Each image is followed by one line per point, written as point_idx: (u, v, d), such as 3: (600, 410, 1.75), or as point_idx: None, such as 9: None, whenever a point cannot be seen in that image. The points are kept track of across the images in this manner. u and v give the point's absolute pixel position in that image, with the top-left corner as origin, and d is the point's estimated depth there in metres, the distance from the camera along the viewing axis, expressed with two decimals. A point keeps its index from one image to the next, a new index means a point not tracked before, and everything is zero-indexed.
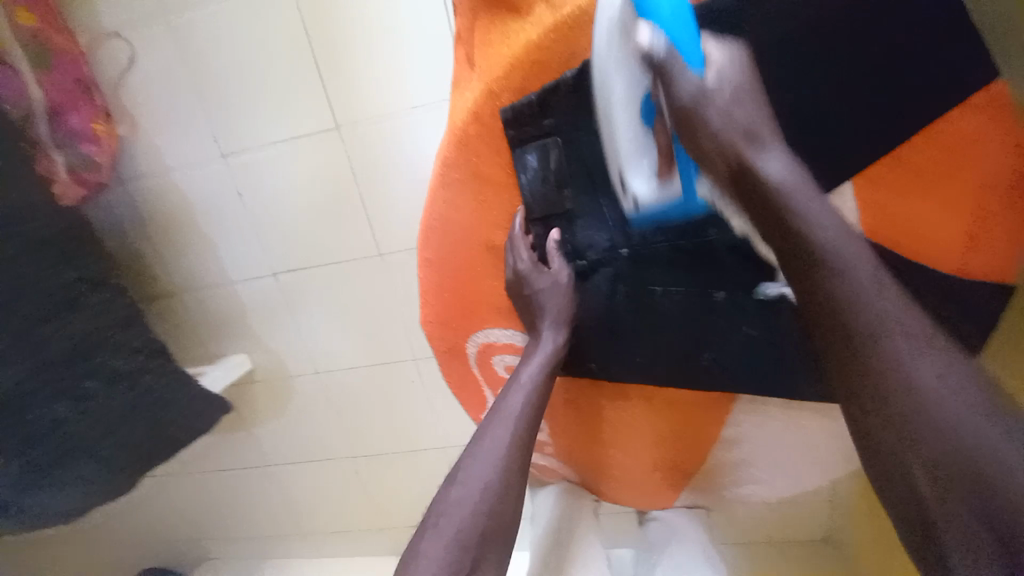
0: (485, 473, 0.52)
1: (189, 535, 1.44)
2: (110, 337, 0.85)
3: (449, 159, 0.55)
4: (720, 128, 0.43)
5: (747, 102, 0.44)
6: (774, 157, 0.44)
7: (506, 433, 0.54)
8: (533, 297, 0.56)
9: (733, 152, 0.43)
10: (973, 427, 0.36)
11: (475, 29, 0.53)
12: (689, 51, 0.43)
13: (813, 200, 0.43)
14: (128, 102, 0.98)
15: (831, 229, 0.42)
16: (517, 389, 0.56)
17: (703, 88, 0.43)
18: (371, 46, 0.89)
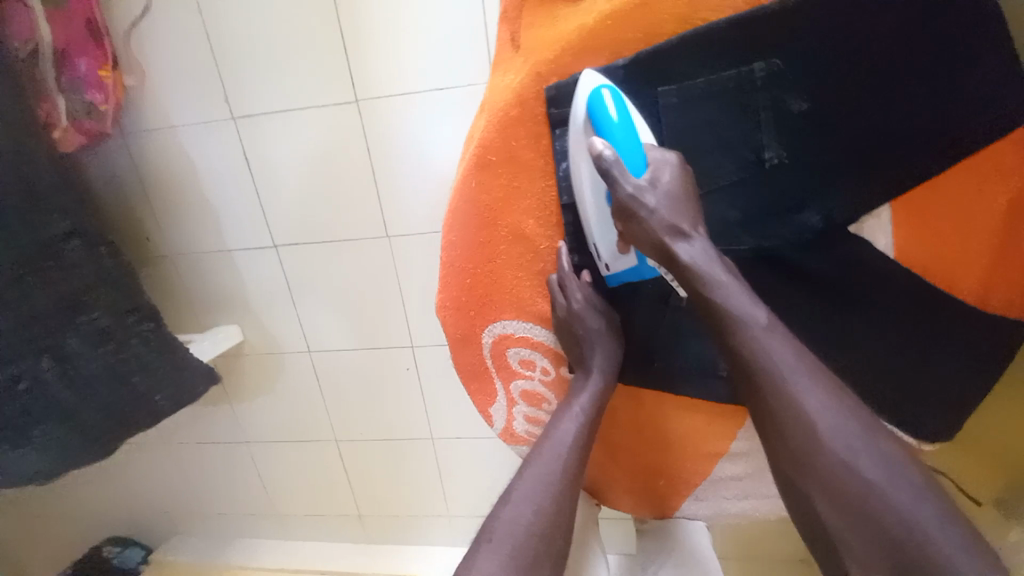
0: (538, 494, 0.48)
1: (156, 509, 1.39)
2: (87, 293, 0.81)
3: (487, 142, 0.52)
4: (652, 216, 0.44)
5: (679, 188, 0.45)
6: (693, 240, 0.44)
7: (558, 459, 0.50)
8: (585, 335, 0.54)
9: (653, 237, 0.44)
10: (856, 462, 0.39)
11: (523, 10, 0.50)
12: (634, 155, 0.45)
13: (721, 270, 0.44)
14: (138, 52, 0.94)
15: (746, 299, 0.44)
16: (567, 415, 0.52)
17: (640, 190, 0.44)
18: (398, 21, 0.87)
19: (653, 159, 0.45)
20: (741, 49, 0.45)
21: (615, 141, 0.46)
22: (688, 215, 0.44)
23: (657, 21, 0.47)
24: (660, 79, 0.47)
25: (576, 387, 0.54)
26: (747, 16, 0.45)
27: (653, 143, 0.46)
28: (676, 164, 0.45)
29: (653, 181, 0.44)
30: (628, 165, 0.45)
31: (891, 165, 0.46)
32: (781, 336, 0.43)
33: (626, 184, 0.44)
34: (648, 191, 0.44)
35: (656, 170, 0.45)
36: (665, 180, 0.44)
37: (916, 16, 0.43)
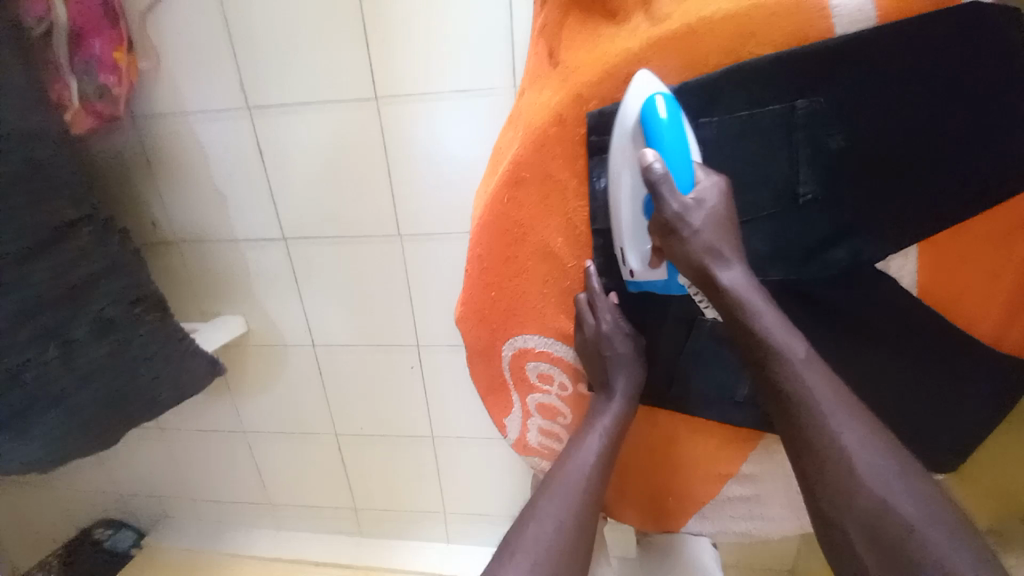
0: (561, 510, 0.51)
1: (148, 493, 1.39)
2: (93, 283, 0.79)
3: (521, 158, 0.52)
4: (695, 237, 0.45)
5: (725, 213, 0.45)
6: (734, 269, 0.45)
7: (579, 481, 0.53)
8: (611, 358, 0.55)
9: (697, 259, 0.45)
10: (890, 492, 0.40)
11: (564, 27, 0.51)
12: (682, 171, 0.46)
13: (760, 302, 0.45)
14: (153, 34, 0.92)
15: (779, 323, 0.45)
16: (590, 434, 0.55)
17: (685, 209, 0.45)
18: (424, 20, 0.85)
19: (699, 180, 0.46)
20: (786, 84, 0.45)
21: (663, 153, 0.45)
22: (731, 239, 0.45)
23: (706, 50, 0.46)
24: (702, 109, 0.47)
25: (598, 409, 0.56)
26: (796, 53, 0.44)
27: (701, 164, 0.46)
28: (724, 191, 0.46)
29: (700, 201, 0.45)
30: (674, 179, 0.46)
31: (926, 208, 0.46)
32: (814, 367, 0.44)
33: (673, 202, 0.45)
34: (695, 210, 0.45)
35: (705, 191, 0.45)
36: (712, 203, 0.45)
37: (959, 63, 0.43)
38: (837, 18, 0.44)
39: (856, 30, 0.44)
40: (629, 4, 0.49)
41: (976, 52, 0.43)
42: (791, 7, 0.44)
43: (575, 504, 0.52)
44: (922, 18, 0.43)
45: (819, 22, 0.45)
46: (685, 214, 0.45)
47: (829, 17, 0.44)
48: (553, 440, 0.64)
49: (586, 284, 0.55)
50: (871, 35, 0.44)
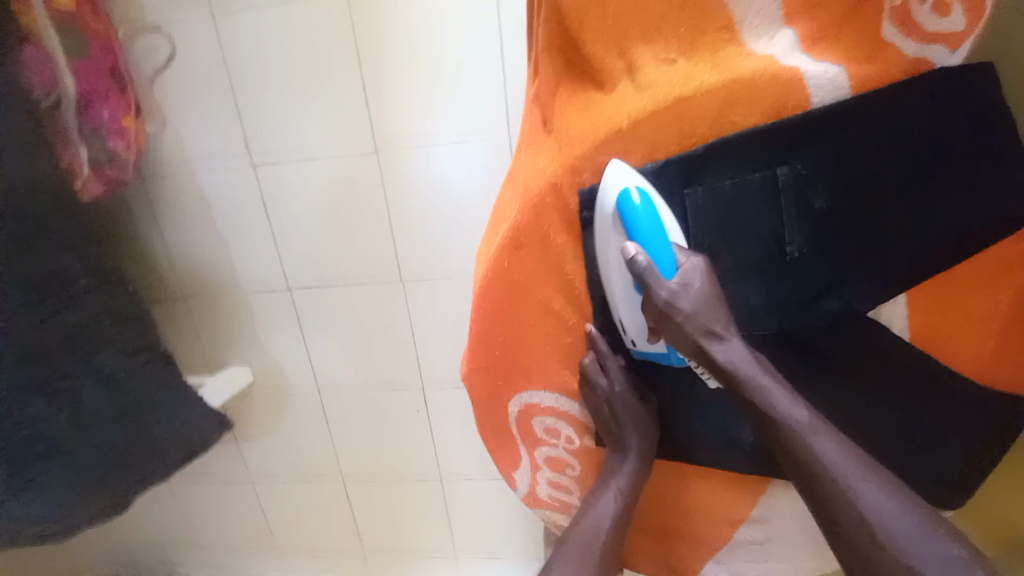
0: (576, 571, 0.55)
1: (155, 546, 1.37)
2: (103, 343, 0.81)
3: (519, 225, 0.54)
4: (689, 321, 0.46)
5: (714, 290, 0.47)
6: (730, 346, 0.46)
7: (593, 542, 0.56)
8: (617, 421, 0.56)
9: (694, 341, 0.46)
10: (922, 561, 0.40)
11: (556, 96, 0.53)
12: (664, 257, 0.47)
13: (760, 375, 0.46)
14: (161, 100, 0.96)
15: (783, 393, 0.46)
16: (602, 495, 0.57)
17: (674, 295, 0.46)
18: (420, 79, 0.89)
19: (682, 263, 0.47)
20: (768, 151, 0.48)
21: (644, 242, 0.47)
22: (723, 315, 0.47)
23: (690, 121, 0.48)
24: (690, 177, 0.49)
25: (611, 468, 0.57)
26: (774, 124, 0.47)
27: (681, 246, 0.48)
28: (709, 268, 0.47)
29: (688, 284, 0.46)
30: (658, 266, 0.47)
31: (909, 258, 0.49)
32: (823, 434, 0.45)
33: (661, 291, 0.46)
34: (685, 293, 0.46)
35: (690, 272, 0.46)
36: (700, 283, 0.46)
37: (926, 127, 0.46)
38: (813, 88, 0.47)
39: (832, 99, 0.47)
40: (616, 73, 0.51)
41: (940, 117, 0.46)
42: (767, 79, 0.47)
43: (591, 564, 0.55)
44: (886, 87, 0.46)
45: (796, 92, 0.47)
46: (676, 300, 0.46)
47: (805, 86, 0.47)
48: (564, 492, 0.65)
49: (592, 347, 0.56)
50: (846, 104, 0.46)
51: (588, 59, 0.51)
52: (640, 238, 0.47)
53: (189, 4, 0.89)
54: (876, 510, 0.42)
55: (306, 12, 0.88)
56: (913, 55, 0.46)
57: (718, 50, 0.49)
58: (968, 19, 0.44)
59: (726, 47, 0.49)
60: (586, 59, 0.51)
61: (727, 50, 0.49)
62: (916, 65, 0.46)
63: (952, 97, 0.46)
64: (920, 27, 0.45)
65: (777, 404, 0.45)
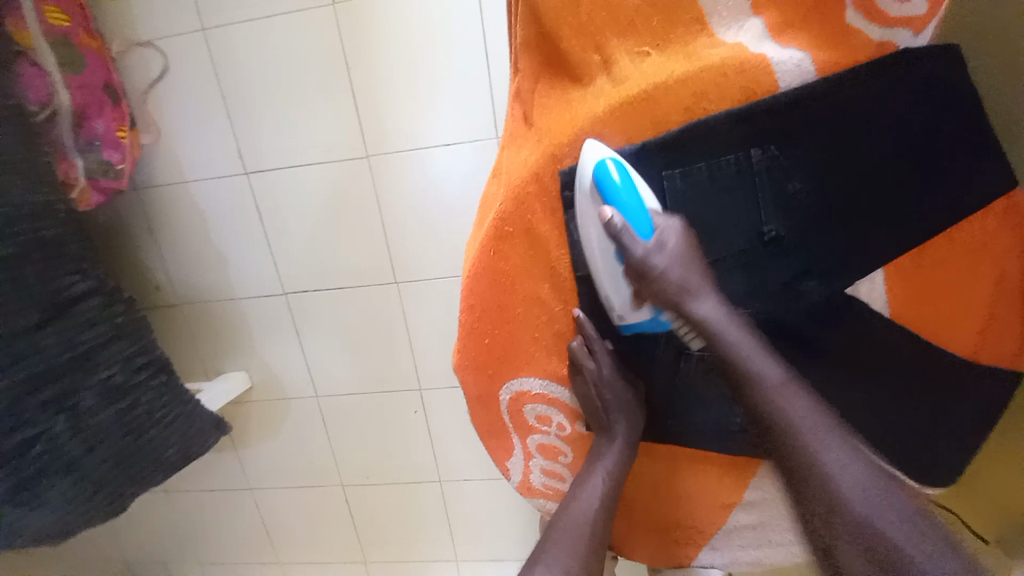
0: (567, 556, 0.55)
1: (156, 559, 1.37)
2: (100, 351, 0.82)
3: (504, 214, 0.55)
4: (665, 277, 0.48)
5: (691, 248, 0.49)
6: (706, 304, 0.49)
7: (583, 527, 0.56)
8: (604, 403, 0.57)
9: (670, 296, 0.49)
10: (870, 510, 0.42)
11: (535, 91, 0.55)
12: (641, 222, 0.48)
13: (737, 331, 0.48)
14: (154, 112, 0.98)
15: (758, 345, 0.48)
16: (591, 479, 0.57)
17: (649, 253, 0.48)
18: (408, 84, 0.91)
19: (661, 221, 0.49)
20: (740, 138, 0.49)
21: (620, 206, 0.48)
22: (698, 270, 0.49)
23: (665, 109, 0.50)
24: (666, 162, 0.50)
25: (599, 451, 0.58)
26: (746, 110, 0.48)
27: (658, 210, 0.50)
28: (686, 226, 0.50)
29: (664, 241, 0.48)
30: (636, 228, 0.48)
31: (886, 236, 0.50)
32: (796, 389, 0.46)
33: (636, 249, 0.48)
34: (660, 250, 0.48)
35: (667, 231, 0.49)
36: (676, 239, 0.49)
37: (893, 108, 0.48)
38: (780, 73, 0.48)
39: (798, 83, 0.48)
40: (592, 67, 0.52)
41: (905, 98, 0.48)
42: (737, 68, 0.48)
43: (581, 548, 0.56)
44: (855, 72, 0.47)
45: (765, 80, 0.48)
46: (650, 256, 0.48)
47: (772, 72, 0.48)
48: (557, 480, 0.66)
49: (579, 331, 0.57)
50: (812, 89, 0.48)
51: (566, 55, 0.53)
52: (616, 202, 0.48)
53: (181, 18, 0.92)
54: (839, 465, 0.43)
55: (294, 22, 0.90)
56: (877, 38, 0.48)
57: (689, 42, 0.50)
58: (928, 5, 0.47)
59: (696, 38, 0.50)
60: (563, 55, 0.53)
61: (698, 41, 0.50)
62: (883, 46, 0.48)
63: (917, 77, 0.47)
64: (883, 13, 0.48)
65: (746, 362, 0.47)
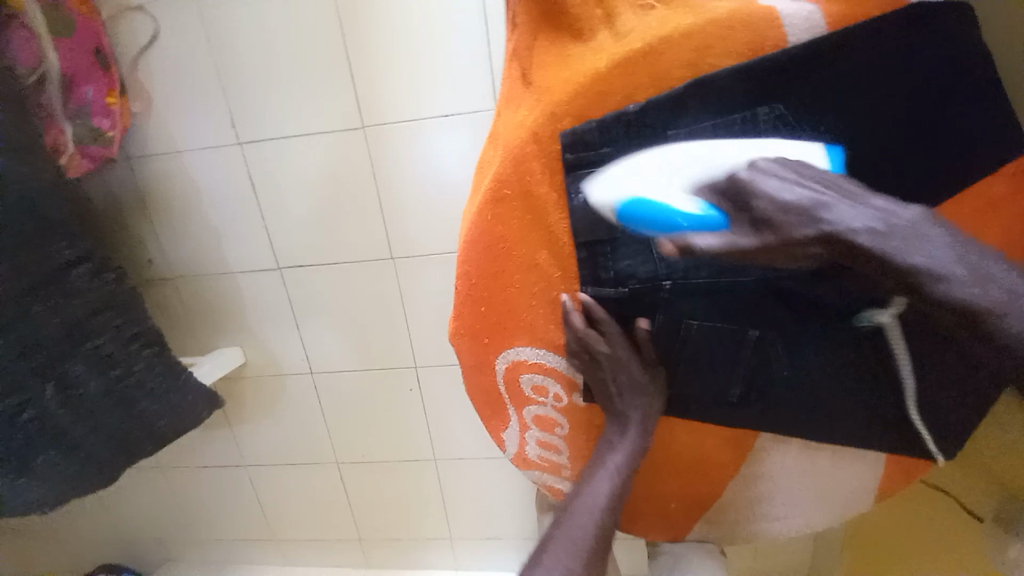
0: (576, 544, 0.57)
1: (151, 535, 1.37)
2: (94, 319, 0.81)
3: (501, 176, 0.53)
4: (783, 223, 0.41)
5: (793, 184, 0.41)
6: (845, 209, 0.40)
7: (591, 518, 0.57)
8: (613, 386, 0.56)
9: (800, 234, 0.41)
10: None
11: (534, 49, 0.53)
12: (702, 216, 0.43)
13: (893, 219, 0.39)
14: (145, 79, 0.95)
15: (931, 242, 0.39)
16: (602, 472, 0.57)
17: (753, 222, 0.42)
18: (406, 53, 0.89)
19: (742, 181, 0.42)
20: (746, 93, 0.47)
21: (667, 217, 0.44)
22: (818, 196, 0.40)
23: (669, 64, 0.48)
24: (669, 120, 0.48)
25: (611, 441, 0.58)
26: (753, 64, 0.46)
27: (696, 179, 0.45)
28: (766, 164, 0.43)
29: (774, 198, 0.41)
30: (706, 227, 0.43)
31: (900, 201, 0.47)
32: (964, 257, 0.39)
33: (747, 234, 0.42)
34: (780, 211, 0.40)
35: (761, 186, 0.41)
36: (781, 187, 0.41)
37: (913, 65, 0.45)
38: (789, 26, 0.46)
39: (808, 38, 0.46)
40: (594, 21, 0.51)
41: (926, 52, 0.45)
42: (743, 21, 0.46)
43: (590, 536, 0.57)
44: (871, 22, 0.45)
45: (773, 33, 0.46)
46: (771, 228, 0.41)
47: (781, 25, 0.46)
48: (552, 452, 0.65)
49: (589, 314, 0.55)
50: (824, 43, 0.45)
51: (566, 10, 0.51)
52: (660, 219, 0.44)
53: None
54: None
55: None
56: None
57: None
58: None
59: None
60: (564, 10, 0.51)
61: None
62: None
63: (941, 30, 0.45)
64: None
65: (943, 277, 0.38)
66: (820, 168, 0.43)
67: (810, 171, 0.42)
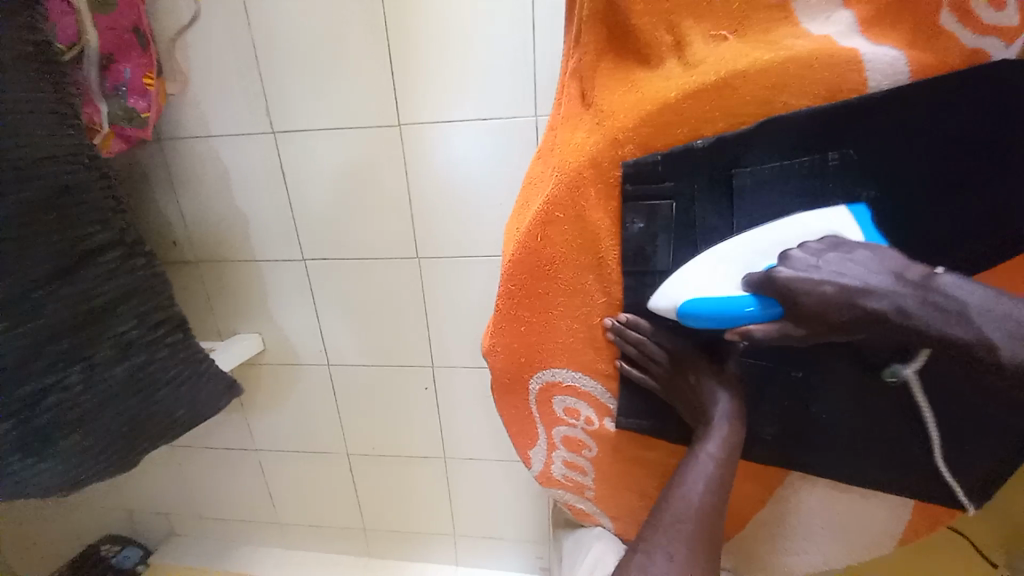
0: (674, 544, 0.48)
1: (158, 510, 1.39)
2: (119, 305, 0.81)
3: (555, 198, 0.53)
4: (828, 308, 0.40)
5: (828, 274, 0.40)
6: (885, 286, 0.39)
7: (687, 512, 0.49)
8: (697, 385, 0.52)
9: (844, 316, 0.40)
10: None
11: (597, 71, 0.52)
12: (744, 304, 0.43)
13: (936, 296, 0.39)
14: (182, 60, 0.94)
15: (971, 312, 0.38)
16: (696, 462, 0.51)
17: (800, 314, 0.41)
18: (450, 53, 0.87)
19: (783, 276, 0.41)
20: (816, 137, 0.46)
21: (725, 309, 0.43)
22: (856, 284, 0.40)
23: (741, 100, 0.47)
24: (734, 160, 0.48)
25: (697, 436, 0.52)
26: (830, 107, 0.45)
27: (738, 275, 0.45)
28: (798, 254, 0.42)
29: (816, 291, 0.40)
30: (757, 317, 0.43)
31: (962, 255, 0.46)
32: (1006, 311, 0.38)
33: (798, 327, 0.42)
34: (827, 306, 0.40)
35: (802, 279, 0.41)
36: (821, 279, 0.40)
37: (1000, 119, 0.43)
38: (870, 71, 0.45)
39: (888, 84, 0.45)
40: (663, 49, 0.50)
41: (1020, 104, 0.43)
42: (824, 62, 0.45)
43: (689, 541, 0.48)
44: (946, 76, 0.44)
45: (850, 77, 0.45)
46: (818, 321, 0.41)
47: (862, 69, 0.45)
48: (578, 472, 0.66)
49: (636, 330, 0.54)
50: (904, 90, 0.44)
51: (635, 33, 0.50)
52: (719, 315, 0.44)
53: None
54: None
55: None
56: (969, 46, 0.44)
57: (771, 30, 0.47)
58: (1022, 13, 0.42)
59: (778, 27, 0.47)
60: (633, 35, 0.50)
61: (780, 30, 0.47)
62: (978, 52, 0.44)
63: None
64: (975, 15, 0.43)
65: (988, 342, 0.38)
66: (850, 242, 0.42)
67: (841, 252, 0.42)
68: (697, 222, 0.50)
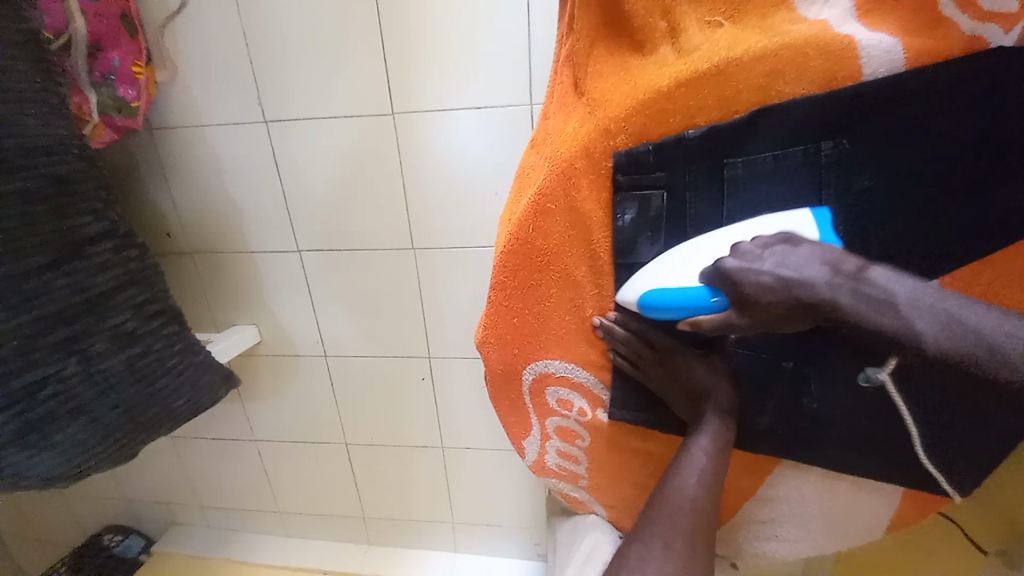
0: (668, 533, 0.50)
1: (159, 499, 1.40)
2: (113, 296, 0.81)
3: (547, 188, 0.52)
4: (769, 300, 0.42)
5: (770, 266, 0.42)
6: (822, 279, 0.41)
7: (681, 505, 0.51)
8: (690, 381, 0.53)
9: (788, 308, 0.41)
10: None
11: (591, 58, 0.51)
12: (699, 298, 0.45)
13: (869, 288, 0.40)
14: (171, 48, 0.92)
15: (899, 304, 0.40)
16: (686, 457, 0.52)
17: (740, 304, 0.43)
18: (444, 39, 0.86)
19: (729, 267, 0.43)
20: (811, 126, 0.45)
21: (683, 302, 0.45)
22: (795, 276, 0.41)
23: (735, 88, 0.46)
24: (728, 150, 0.47)
25: (688, 433, 0.53)
26: (826, 94, 0.44)
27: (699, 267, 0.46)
28: (747, 247, 0.44)
29: (757, 281, 0.42)
30: (710, 309, 0.45)
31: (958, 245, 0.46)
32: (932, 305, 0.40)
33: (742, 316, 0.43)
34: (766, 295, 0.41)
35: (746, 269, 0.42)
36: (761, 269, 0.42)
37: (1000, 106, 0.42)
38: (867, 58, 0.44)
39: (885, 70, 0.44)
40: (658, 35, 0.49)
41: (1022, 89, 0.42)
42: (820, 48, 0.44)
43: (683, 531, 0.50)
44: (948, 62, 0.42)
45: (847, 63, 0.44)
46: (760, 310, 0.42)
47: (859, 56, 0.44)
48: (571, 462, 0.66)
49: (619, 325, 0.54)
50: (901, 76, 0.43)
51: (629, 19, 0.49)
52: (681, 307, 0.46)
53: None
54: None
55: None
56: (967, 32, 0.43)
57: (768, 15, 0.47)
58: None
59: (775, 12, 0.47)
60: (627, 21, 0.50)
61: (776, 15, 0.46)
62: (975, 40, 0.42)
63: None
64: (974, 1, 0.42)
65: (918, 335, 0.39)
66: (801, 237, 0.43)
67: (788, 245, 0.43)
68: (690, 213, 0.49)
